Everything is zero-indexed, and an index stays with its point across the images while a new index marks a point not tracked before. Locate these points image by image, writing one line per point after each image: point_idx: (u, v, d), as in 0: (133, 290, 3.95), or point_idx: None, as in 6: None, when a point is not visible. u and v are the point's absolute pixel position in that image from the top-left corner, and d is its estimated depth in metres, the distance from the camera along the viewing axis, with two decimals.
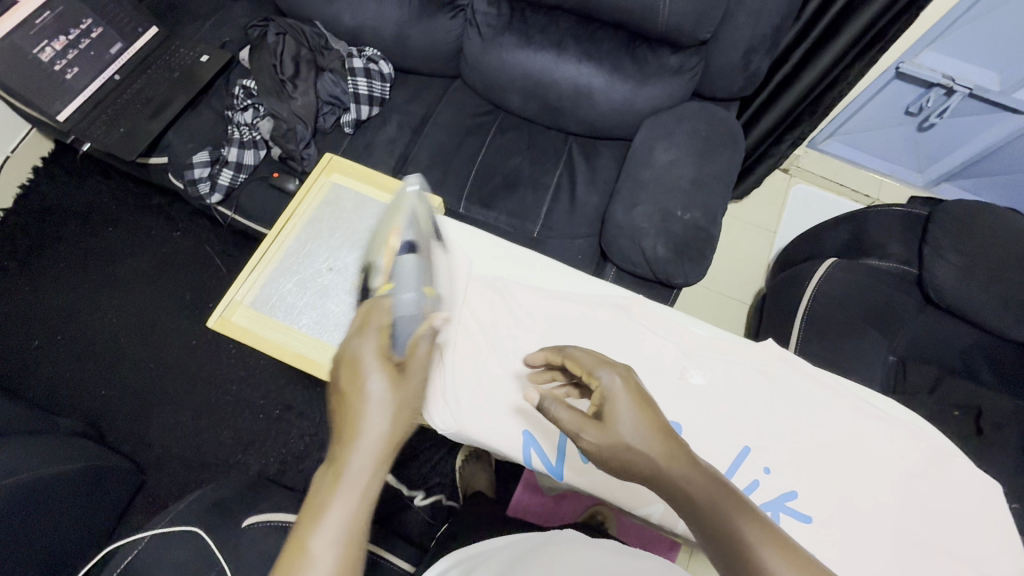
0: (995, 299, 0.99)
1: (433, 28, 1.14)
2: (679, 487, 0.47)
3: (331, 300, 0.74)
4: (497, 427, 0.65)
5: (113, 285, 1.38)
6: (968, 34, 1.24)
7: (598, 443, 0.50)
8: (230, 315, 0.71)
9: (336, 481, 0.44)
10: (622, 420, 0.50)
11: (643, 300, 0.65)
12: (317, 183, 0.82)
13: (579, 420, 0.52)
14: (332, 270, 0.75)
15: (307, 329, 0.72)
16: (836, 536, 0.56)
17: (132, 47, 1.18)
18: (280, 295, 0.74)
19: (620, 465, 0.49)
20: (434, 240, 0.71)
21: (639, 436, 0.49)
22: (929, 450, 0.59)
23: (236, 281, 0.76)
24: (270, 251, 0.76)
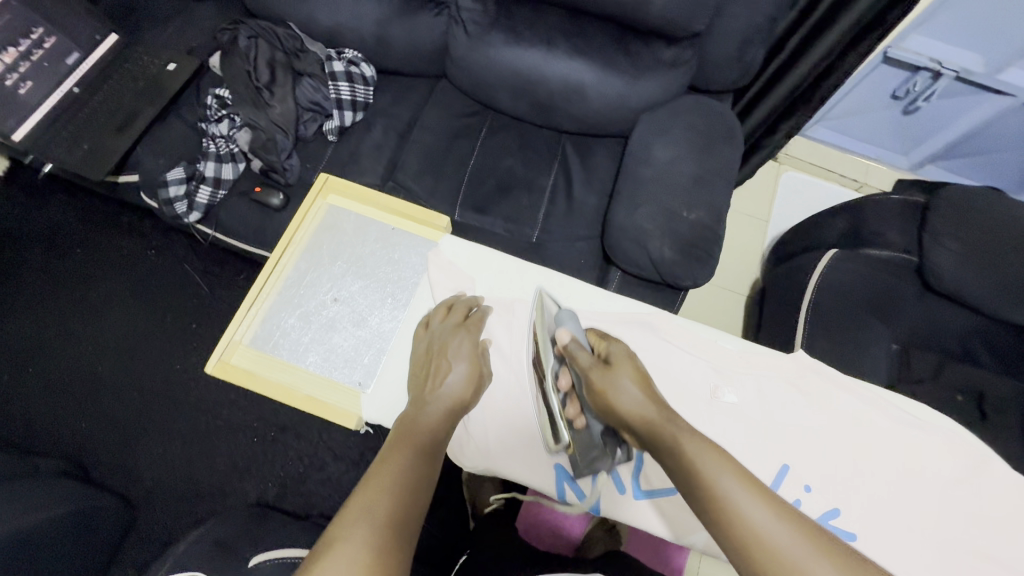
0: (996, 284, 0.99)
1: (416, 27, 1.08)
2: (658, 425, 0.52)
3: (340, 334, 0.69)
4: (528, 462, 0.65)
5: (85, 310, 1.30)
6: (954, 17, 1.24)
7: (601, 382, 0.57)
8: (229, 359, 0.66)
9: (420, 418, 0.56)
10: (625, 368, 0.57)
11: (669, 315, 0.64)
12: (313, 206, 0.76)
13: (590, 363, 0.59)
14: (336, 300, 0.70)
15: (315, 369, 0.67)
16: (880, 553, 0.56)
17: (90, 57, 1.09)
18: (282, 332, 0.68)
19: (613, 403, 0.55)
20: (441, 263, 0.70)
21: (634, 386, 0.56)
22: (964, 455, 0.58)
23: (233, 319, 0.69)
24: (268, 284, 0.71)
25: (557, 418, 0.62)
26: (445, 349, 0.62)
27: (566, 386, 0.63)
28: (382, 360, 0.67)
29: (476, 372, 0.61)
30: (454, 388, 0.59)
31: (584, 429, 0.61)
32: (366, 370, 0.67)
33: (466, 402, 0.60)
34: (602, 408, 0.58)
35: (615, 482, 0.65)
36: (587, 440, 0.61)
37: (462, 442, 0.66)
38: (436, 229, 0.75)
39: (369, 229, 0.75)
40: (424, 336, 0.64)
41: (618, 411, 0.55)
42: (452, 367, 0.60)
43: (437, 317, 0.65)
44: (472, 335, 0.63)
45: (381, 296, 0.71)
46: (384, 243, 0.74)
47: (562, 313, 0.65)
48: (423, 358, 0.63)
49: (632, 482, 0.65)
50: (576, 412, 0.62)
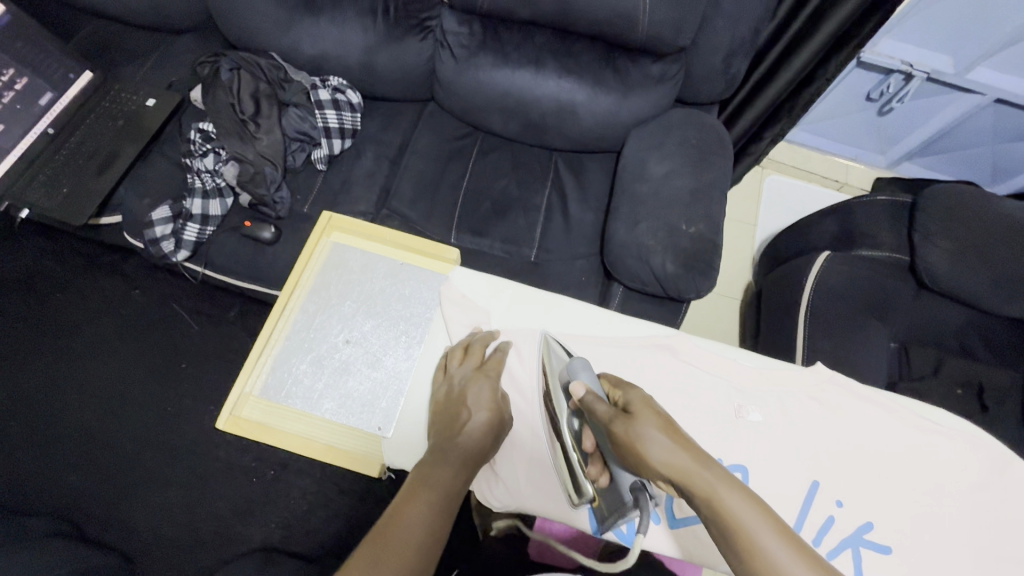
0: (987, 279, 1.02)
1: (403, 52, 1.08)
2: (692, 479, 0.47)
3: (353, 378, 0.66)
4: (556, 499, 0.63)
5: (68, 356, 1.24)
6: (923, 21, 1.28)
7: (625, 436, 0.51)
8: (241, 412, 0.64)
9: (434, 470, 0.55)
10: (648, 415, 0.51)
11: (688, 336, 0.64)
12: (318, 246, 0.75)
13: (610, 414, 0.53)
14: (348, 342, 0.68)
15: (331, 416, 0.65)
16: (916, 565, 0.55)
17: (65, 96, 1.06)
18: (294, 379, 0.66)
19: (643, 457, 0.49)
20: (451, 298, 0.69)
21: (662, 435, 0.50)
22: (986, 458, 0.59)
23: (243, 368, 0.67)
24: (277, 329, 0.69)
25: (580, 473, 0.58)
26: (464, 396, 0.60)
27: (590, 446, 0.57)
28: (400, 403, 0.65)
29: (496, 421, 0.59)
30: (470, 438, 0.57)
31: (609, 487, 0.55)
32: (385, 414, 0.65)
33: (485, 450, 0.58)
34: (630, 464, 0.51)
35: (648, 511, 0.63)
36: (612, 495, 0.55)
37: (491, 480, 0.64)
38: (447, 260, 0.75)
39: (377, 266, 0.73)
40: (444, 381, 0.63)
41: (649, 464, 0.49)
42: (469, 416, 0.58)
43: (456, 358, 0.64)
44: (492, 379, 0.62)
45: (394, 335, 0.69)
46: (393, 279, 0.73)
47: (574, 362, 0.60)
48: (442, 403, 0.61)
49: (666, 512, 0.63)
50: (598, 468, 0.57)
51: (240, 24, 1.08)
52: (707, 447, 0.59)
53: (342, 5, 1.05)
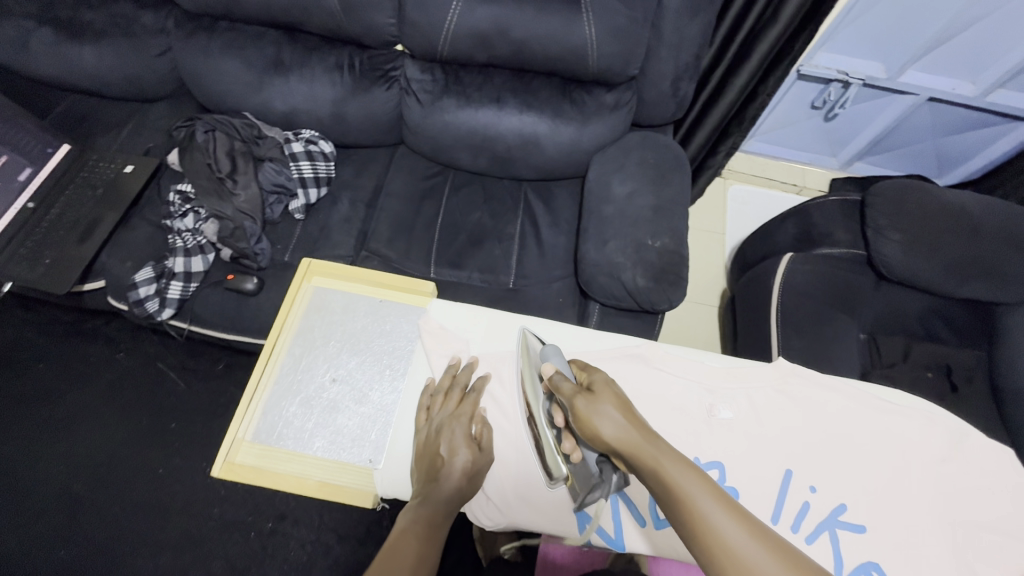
0: (939, 265, 1.08)
1: (370, 101, 1.14)
2: (638, 448, 0.53)
3: (342, 416, 0.68)
4: (548, 514, 0.65)
5: (54, 427, 1.23)
6: (852, 33, 1.38)
7: (584, 409, 0.57)
8: (235, 458, 0.65)
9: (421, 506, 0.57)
10: (607, 394, 0.58)
11: (655, 343, 0.67)
12: (299, 291, 0.77)
13: (574, 391, 0.59)
14: (335, 381, 0.71)
15: (323, 453, 0.66)
16: (891, 541, 0.58)
17: (44, 169, 1.10)
18: (285, 422, 0.68)
19: (597, 430, 0.56)
20: (428, 329, 0.71)
21: (615, 411, 0.56)
22: (943, 432, 0.62)
23: (233, 417, 0.69)
24: (264, 375, 0.70)
25: (552, 451, 0.63)
26: (440, 442, 0.61)
27: (562, 422, 0.63)
28: (389, 433, 0.67)
29: (473, 464, 0.61)
30: (452, 480, 0.59)
31: (581, 462, 0.61)
32: (375, 446, 0.67)
33: (466, 491, 0.60)
34: (587, 435, 0.58)
35: (635, 516, 0.65)
36: (583, 469, 0.61)
37: (481, 502, 0.66)
38: (423, 294, 0.77)
39: (358, 306, 0.76)
40: (425, 426, 0.64)
41: (601, 437, 0.56)
42: (448, 461, 0.60)
43: (435, 404, 0.66)
44: (468, 421, 0.64)
45: (379, 370, 0.72)
46: (374, 316, 0.75)
47: (546, 348, 0.67)
48: (421, 449, 0.63)
49: (651, 514, 0.65)
50: (571, 445, 0.62)
51: (218, 91, 1.16)
52: (685, 448, 0.62)
53: (311, 64, 1.12)
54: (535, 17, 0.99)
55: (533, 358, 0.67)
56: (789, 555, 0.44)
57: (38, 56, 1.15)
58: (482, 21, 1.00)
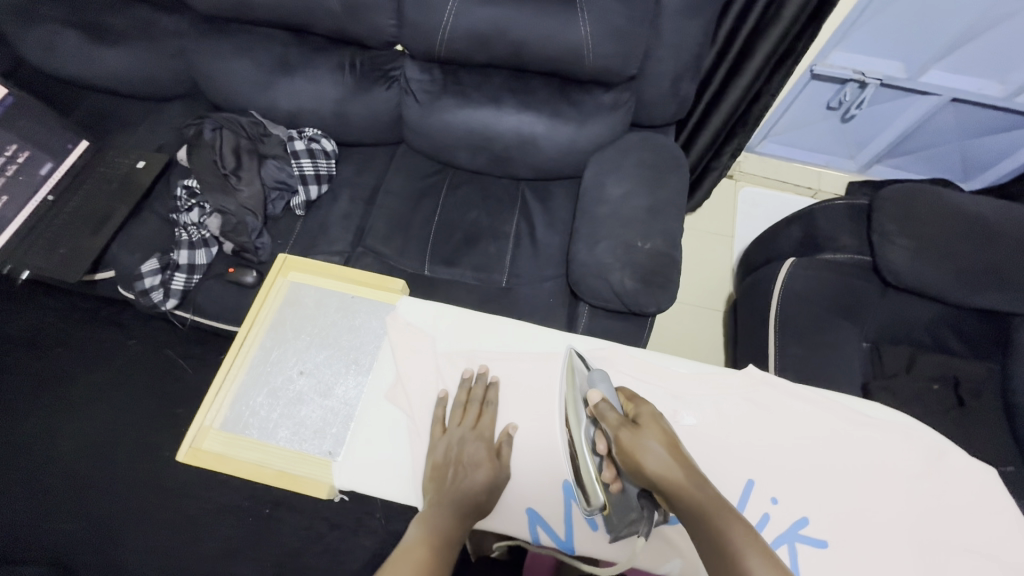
0: (949, 273, 1.03)
1: (371, 101, 1.16)
2: (683, 489, 0.52)
3: (307, 408, 0.68)
4: (499, 511, 0.63)
5: (69, 408, 1.30)
6: (869, 31, 1.33)
7: (628, 441, 0.57)
8: (200, 444, 0.65)
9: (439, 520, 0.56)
10: (653, 429, 0.57)
11: (618, 346, 0.68)
12: (274, 285, 0.77)
13: (619, 422, 0.59)
14: (303, 373, 0.71)
15: (286, 444, 0.66)
16: (853, 558, 0.56)
17: (63, 163, 1.16)
18: (251, 411, 0.68)
19: (640, 463, 0.55)
20: (395, 326, 0.71)
21: (662, 449, 0.55)
22: (921, 448, 0.60)
23: (201, 405, 0.69)
24: (234, 365, 0.71)
25: (592, 480, 0.59)
26: (461, 456, 0.61)
27: (604, 451, 0.60)
28: (350, 427, 0.67)
29: (494, 476, 0.60)
30: (468, 493, 0.58)
31: (620, 493, 0.58)
32: (336, 439, 0.66)
33: (484, 505, 0.59)
34: (629, 469, 0.57)
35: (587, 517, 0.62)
36: (623, 502, 0.58)
37: None
38: (392, 292, 0.76)
39: (329, 300, 0.76)
40: (441, 440, 0.64)
41: (645, 472, 0.54)
42: (468, 475, 0.59)
43: (454, 417, 0.65)
44: (488, 436, 0.63)
45: (345, 363, 0.71)
46: (345, 311, 0.75)
47: (593, 373, 0.65)
48: (438, 462, 0.62)
49: (604, 517, 0.62)
50: (612, 476, 0.59)
51: (227, 90, 1.20)
52: None
53: (315, 64, 1.15)
54: (532, 18, 0.98)
55: (577, 380, 0.65)
56: None
57: (63, 56, 1.21)
58: (480, 22, 1.00)
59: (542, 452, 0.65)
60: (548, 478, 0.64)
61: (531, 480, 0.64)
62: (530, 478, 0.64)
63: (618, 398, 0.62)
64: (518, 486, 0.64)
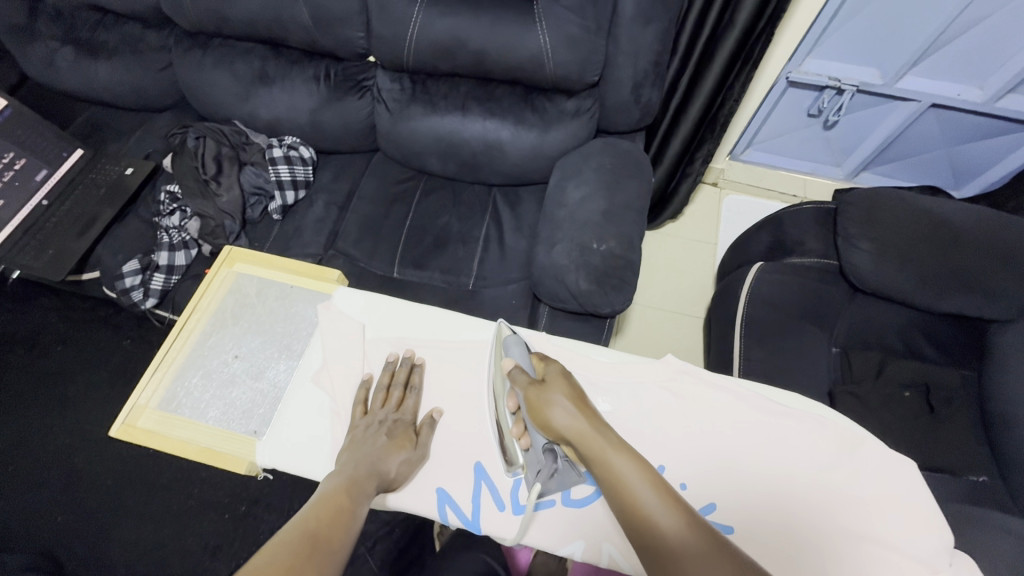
0: (912, 277, 1.02)
1: (344, 110, 1.21)
2: (586, 436, 0.57)
3: (238, 389, 0.72)
4: (408, 490, 0.64)
5: (63, 404, 1.33)
6: (841, 38, 1.33)
7: (537, 399, 0.61)
8: (133, 421, 0.69)
9: (357, 469, 0.59)
10: (559, 384, 0.62)
11: (543, 333, 0.70)
12: (219, 275, 0.81)
13: (527, 382, 0.63)
14: (238, 357, 0.75)
15: (216, 423, 0.70)
16: (758, 546, 0.58)
17: (58, 171, 1.23)
18: (186, 392, 0.72)
19: (549, 417, 0.59)
20: (327, 312, 0.73)
21: (567, 401, 0.60)
22: (837, 439, 0.61)
23: (140, 386, 0.73)
24: (172, 350, 0.75)
25: (507, 438, 0.64)
26: (380, 432, 0.63)
27: (513, 408, 0.65)
28: (277, 408, 0.70)
29: (410, 454, 0.63)
30: (382, 461, 0.61)
31: (528, 447, 0.63)
32: (262, 419, 0.70)
33: (396, 479, 0.62)
34: (540, 424, 0.62)
35: (494, 499, 0.64)
36: (533, 455, 0.63)
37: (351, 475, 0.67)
38: (329, 282, 0.80)
39: (270, 290, 0.79)
40: (361, 419, 0.65)
41: (553, 424, 0.59)
42: (382, 446, 0.62)
43: (377, 401, 0.67)
44: (408, 418, 0.65)
45: (278, 349, 0.75)
46: (284, 300, 0.79)
47: (507, 340, 0.69)
48: (358, 434, 0.64)
49: (511, 498, 0.64)
50: (520, 432, 0.64)
51: (211, 102, 1.27)
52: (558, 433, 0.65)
53: (291, 75, 1.20)
54: (489, 27, 1.02)
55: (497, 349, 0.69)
56: (720, 543, 0.47)
57: (66, 72, 1.30)
58: (440, 32, 1.05)
59: (460, 435, 0.67)
60: (462, 458, 0.66)
61: (446, 460, 0.66)
62: (444, 458, 0.66)
63: (528, 360, 0.67)
64: (431, 465, 0.65)
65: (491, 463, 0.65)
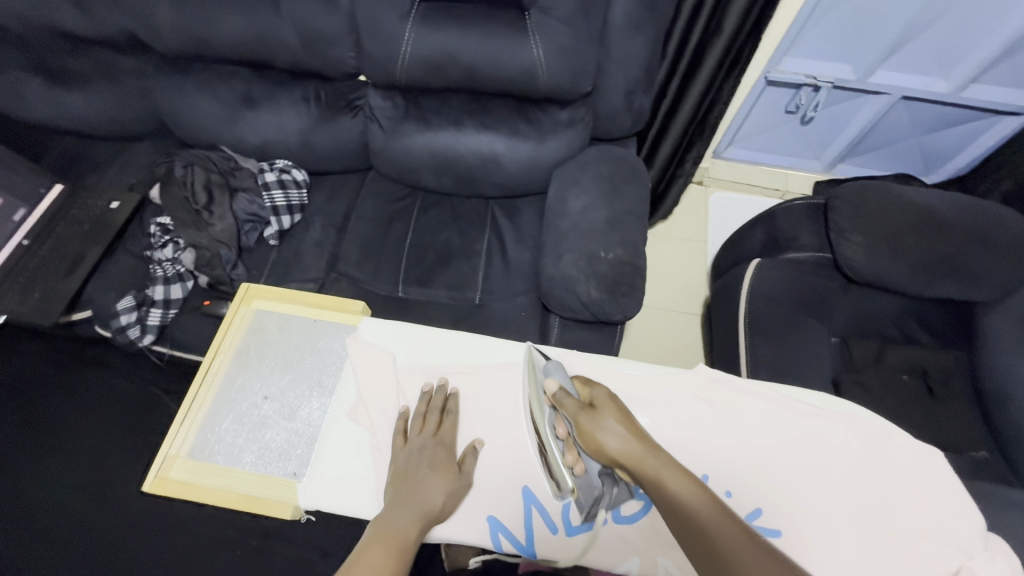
0: (904, 266, 1.06)
1: (336, 130, 1.20)
2: (642, 461, 0.59)
3: (272, 431, 0.71)
4: (458, 520, 0.64)
5: (53, 451, 1.25)
6: (816, 37, 1.39)
7: (589, 425, 0.62)
8: (166, 473, 0.67)
9: (398, 513, 0.59)
10: (609, 408, 0.63)
11: (576, 351, 0.71)
12: (239, 314, 0.80)
13: (576, 408, 0.64)
14: (267, 398, 0.73)
15: (252, 467, 0.68)
16: (807, 546, 0.60)
17: (36, 209, 1.18)
18: (218, 438, 0.70)
19: (601, 443, 0.61)
20: (355, 345, 0.73)
21: (619, 426, 0.61)
22: (867, 435, 0.64)
23: (167, 436, 0.71)
24: (198, 396, 0.73)
25: (558, 465, 0.65)
26: (421, 462, 0.64)
27: (563, 434, 0.66)
28: (314, 447, 0.69)
29: (453, 482, 0.63)
30: (426, 496, 0.61)
31: (583, 473, 0.64)
32: (301, 460, 0.69)
33: (443, 509, 0.62)
34: (592, 448, 0.63)
35: (546, 522, 0.64)
36: (587, 481, 0.64)
37: None
38: (353, 313, 0.79)
39: (292, 325, 0.78)
40: (402, 450, 0.66)
41: (606, 450, 0.61)
42: (427, 479, 0.62)
43: (415, 428, 0.67)
44: (448, 444, 0.65)
45: (308, 386, 0.74)
46: (308, 335, 0.77)
47: (549, 365, 0.70)
48: (400, 469, 0.64)
49: (562, 520, 0.64)
50: (574, 458, 0.64)
51: (196, 128, 1.24)
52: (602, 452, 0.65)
53: (279, 98, 1.18)
54: (481, 42, 1.02)
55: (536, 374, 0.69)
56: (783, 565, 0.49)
57: (38, 105, 1.25)
58: (433, 49, 1.04)
59: (503, 461, 0.67)
60: (508, 483, 0.66)
61: (492, 490, 0.66)
62: (490, 485, 0.66)
63: (572, 384, 0.67)
64: (480, 495, 0.66)
65: (538, 486, 0.66)
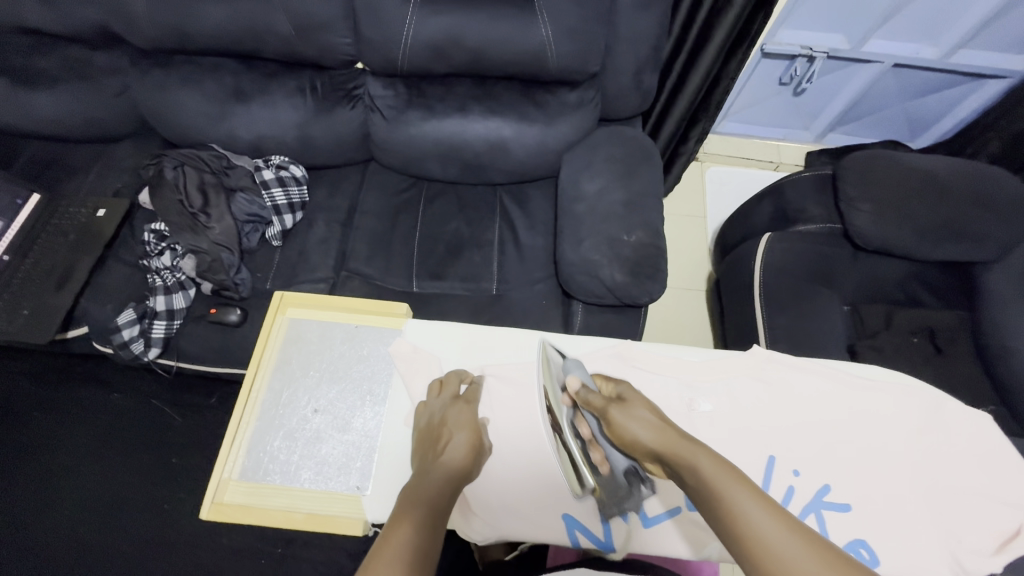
0: (914, 234, 1.09)
1: (334, 122, 1.14)
2: (672, 446, 0.57)
3: (326, 446, 0.70)
4: (534, 520, 0.67)
5: (48, 475, 1.17)
6: (811, 8, 1.38)
7: (618, 416, 0.62)
8: (223, 498, 0.66)
9: (426, 486, 0.55)
10: (639, 402, 0.63)
11: (630, 341, 0.72)
12: (276, 325, 0.78)
13: (604, 402, 0.64)
14: (317, 411, 0.72)
15: (310, 484, 0.67)
16: (875, 517, 0.63)
17: (15, 221, 1.10)
18: (270, 456, 0.69)
19: (632, 433, 0.60)
20: (399, 350, 0.73)
21: (649, 415, 0.61)
22: (920, 405, 0.68)
23: (217, 459, 0.70)
24: (245, 415, 0.72)
25: (581, 464, 0.65)
26: (445, 420, 0.63)
27: (587, 434, 0.68)
28: (373, 459, 0.69)
29: (476, 441, 0.61)
30: (451, 458, 0.58)
31: (607, 473, 0.66)
32: (361, 473, 0.68)
33: (470, 470, 0.60)
34: (622, 442, 0.62)
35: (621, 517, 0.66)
36: (611, 482, 0.65)
37: (468, 515, 0.67)
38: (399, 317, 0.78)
39: (333, 333, 0.77)
40: (423, 412, 0.66)
41: (639, 441, 0.59)
42: (451, 437, 0.61)
43: (432, 389, 0.68)
44: (467, 403, 0.65)
45: (359, 396, 0.73)
46: (351, 343, 0.77)
47: (568, 362, 0.70)
48: (424, 431, 0.64)
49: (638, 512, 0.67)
50: (599, 457, 0.66)
51: (181, 126, 1.16)
52: None
53: (271, 90, 1.12)
54: (488, 23, 0.98)
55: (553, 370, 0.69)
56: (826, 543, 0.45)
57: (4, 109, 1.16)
58: (436, 33, 1.00)
59: None
60: None
61: (561, 487, 0.68)
62: (556, 482, 0.68)
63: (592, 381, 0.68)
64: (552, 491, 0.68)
65: None
